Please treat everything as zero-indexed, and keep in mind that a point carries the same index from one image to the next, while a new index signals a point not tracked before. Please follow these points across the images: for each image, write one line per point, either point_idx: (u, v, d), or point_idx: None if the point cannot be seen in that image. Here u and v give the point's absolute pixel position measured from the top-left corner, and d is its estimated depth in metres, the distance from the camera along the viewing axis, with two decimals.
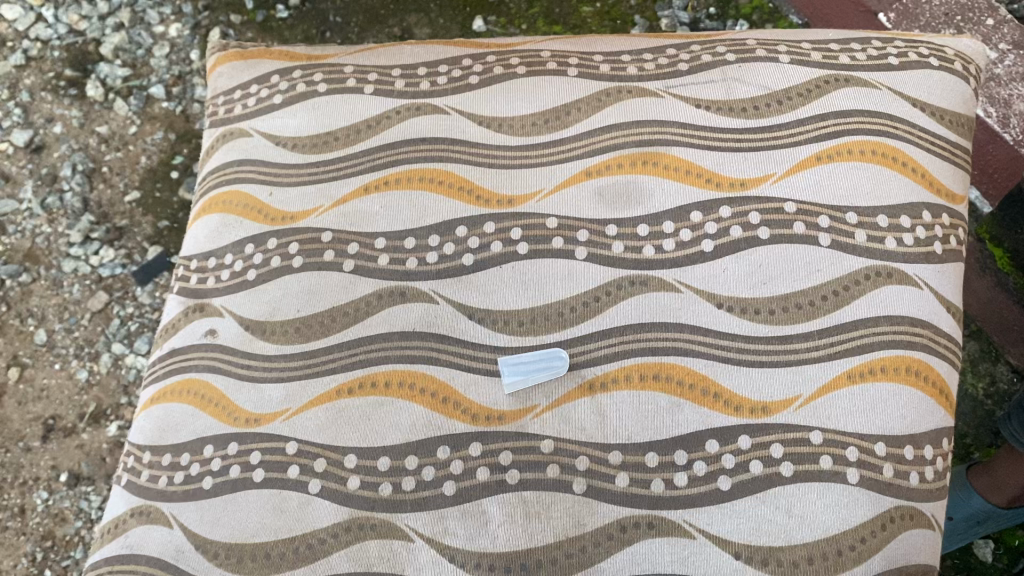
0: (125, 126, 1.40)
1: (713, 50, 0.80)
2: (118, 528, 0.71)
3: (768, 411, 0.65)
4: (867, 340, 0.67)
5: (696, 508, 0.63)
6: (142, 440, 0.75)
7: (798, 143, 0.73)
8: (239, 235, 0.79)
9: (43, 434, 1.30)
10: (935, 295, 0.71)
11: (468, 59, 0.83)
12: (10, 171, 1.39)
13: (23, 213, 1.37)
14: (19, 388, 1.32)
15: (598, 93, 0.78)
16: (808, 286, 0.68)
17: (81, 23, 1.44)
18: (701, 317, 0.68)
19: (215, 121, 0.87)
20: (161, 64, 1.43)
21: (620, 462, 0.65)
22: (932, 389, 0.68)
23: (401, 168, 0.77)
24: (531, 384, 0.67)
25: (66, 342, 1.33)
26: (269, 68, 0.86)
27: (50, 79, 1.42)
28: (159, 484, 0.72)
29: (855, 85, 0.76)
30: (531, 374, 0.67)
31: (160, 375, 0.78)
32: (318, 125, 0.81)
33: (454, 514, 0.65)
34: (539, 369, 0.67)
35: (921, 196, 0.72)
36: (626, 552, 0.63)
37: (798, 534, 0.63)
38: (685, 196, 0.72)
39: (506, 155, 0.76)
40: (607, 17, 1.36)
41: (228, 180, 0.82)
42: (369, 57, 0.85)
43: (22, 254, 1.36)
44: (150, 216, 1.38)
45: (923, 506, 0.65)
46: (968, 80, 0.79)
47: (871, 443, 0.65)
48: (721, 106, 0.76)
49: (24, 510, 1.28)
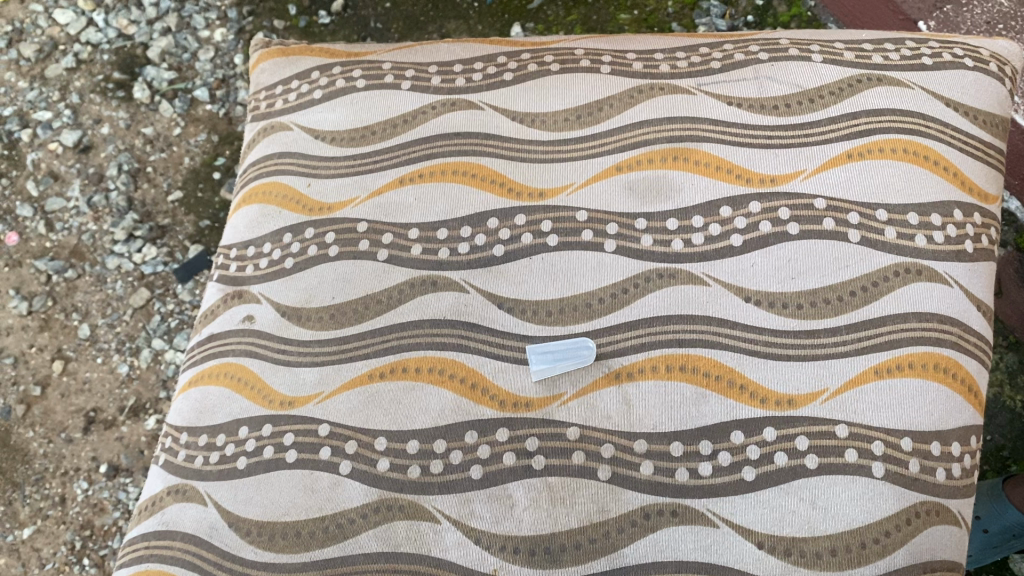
0: (169, 127, 1.43)
1: (746, 49, 0.81)
2: (155, 505, 0.74)
3: (794, 404, 0.66)
4: (895, 336, 0.67)
5: (719, 497, 0.64)
6: (180, 421, 0.77)
7: (828, 141, 0.74)
8: (277, 225, 0.81)
9: (84, 426, 1.34)
10: (966, 293, 0.70)
11: (504, 57, 0.84)
12: (58, 170, 1.43)
13: (70, 211, 1.41)
14: (62, 380, 1.36)
15: (630, 89, 0.79)
16: (836, 281, 0.69)
17: (130, 27, 1.47)
18: (728, 310, 0.69)
19: (257, 116, 0.89)
20: (205, 68, 1.45)
21: (646, 451, 0.66)
22: (961, 387, 0.68)
23: (435, 161, 0.79)
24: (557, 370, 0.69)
25: (108, 337, 1.37)
26: (309, 64, 0.88)
27: (99, 81, 1.45)
28: (195, 464, 0.74)
29: (887, 84, 0.76)
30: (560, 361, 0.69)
31: (198, 359, 0.80)
32: (356, 119, 0.83)
33: (480, 497, 0.66)
34: (566, 358, 0.69)
35: (952, 195, 0.72)
36: (649, 539, 0.64)
37: (822, 526, 0.63)
38: (715, 191, 0.73)
39: (538, 149, 0.78)
40: (644, 24, 1.35)
41: (269, 171, 0.84)
42: (407, 55, 0.87)
43: (69, 251, 1.40)
44: (192, 216, 1.41)
45: (949, 503, 0.65)
46: (1003, 81, 0.79)
47: (897, 438, 0.65)
48: (753, 104, 0.76)
49: (64, 500, 1.31)
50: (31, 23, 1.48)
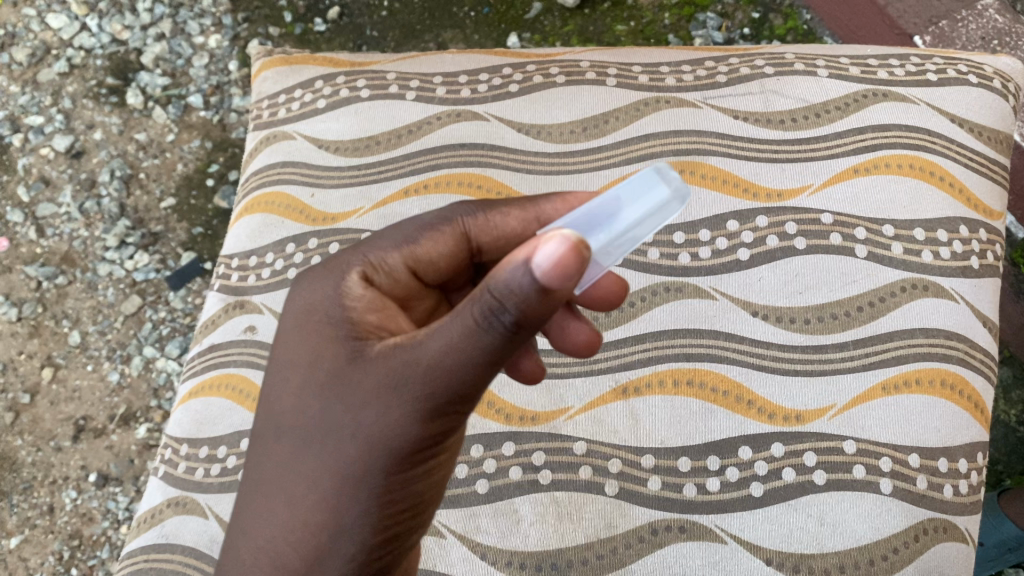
0: (163, 133, 1.41)
1: (752, 63, 0.80)
2: (154, 518, 0.73)
3: (803, 419, 0.66)
4: (904, 352, 0.67)
5: (727, 514, 0.64)
6: (180, 433, 0.76)
7: (836, 155, 0.74)
8: (280, 234, 0.80)
9: (74, 434, 1.31)
10: (972, 309, 0.70)
11: (508, 68, 0.84)
12: (50, 175, 1.40)
13: (61, 217, 1.39)
14: (52, 388, 1.33)
15: (636, 102, 0.79)
16: (844, 297, 0.69)
17: (124, 32, 1.44)
18: (736, 325, 0.69)
19: (259, 124, 0.89)
20: (200, 74, 1.42)
21: (653, 466, 0.66)
22: (967, 403, 0.68)
23: (441, 172, 0.78)
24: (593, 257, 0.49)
25: (99, 344, 1.34)
26: (312, 73, 0.87)
27: (93, 87, 1.43)
28: (196, 476, 0.73)
29: (893, 99, 0.76)
30: (628, 200, 0.48)
31: (199, 370, 0.79)
32: (360, 129, 0.82)
33: (487, 512, 0.66)
34: (655, 201, 0.48)
35: (958, 211, 0.72)
36: (657, 554, 0.64)
37: (830, 542, 0.63)
38: (720, 205, 0.73)
39: (545, 161, 0.78)
40: (640, 35, 1.33)
41: (272, 181, 0.83)
42: (411, 65, 0.86)
43: (60, 257, 1.38)
44: (185, 223, 1.37)
45: (957, 519, 0.65)
46: (1007, 98, 0.78)
47: (904, 454, 0.65)
48: (760, 118, 0.76)
49: (52, 509, 1.29)
50: (24, 28, 1.47)
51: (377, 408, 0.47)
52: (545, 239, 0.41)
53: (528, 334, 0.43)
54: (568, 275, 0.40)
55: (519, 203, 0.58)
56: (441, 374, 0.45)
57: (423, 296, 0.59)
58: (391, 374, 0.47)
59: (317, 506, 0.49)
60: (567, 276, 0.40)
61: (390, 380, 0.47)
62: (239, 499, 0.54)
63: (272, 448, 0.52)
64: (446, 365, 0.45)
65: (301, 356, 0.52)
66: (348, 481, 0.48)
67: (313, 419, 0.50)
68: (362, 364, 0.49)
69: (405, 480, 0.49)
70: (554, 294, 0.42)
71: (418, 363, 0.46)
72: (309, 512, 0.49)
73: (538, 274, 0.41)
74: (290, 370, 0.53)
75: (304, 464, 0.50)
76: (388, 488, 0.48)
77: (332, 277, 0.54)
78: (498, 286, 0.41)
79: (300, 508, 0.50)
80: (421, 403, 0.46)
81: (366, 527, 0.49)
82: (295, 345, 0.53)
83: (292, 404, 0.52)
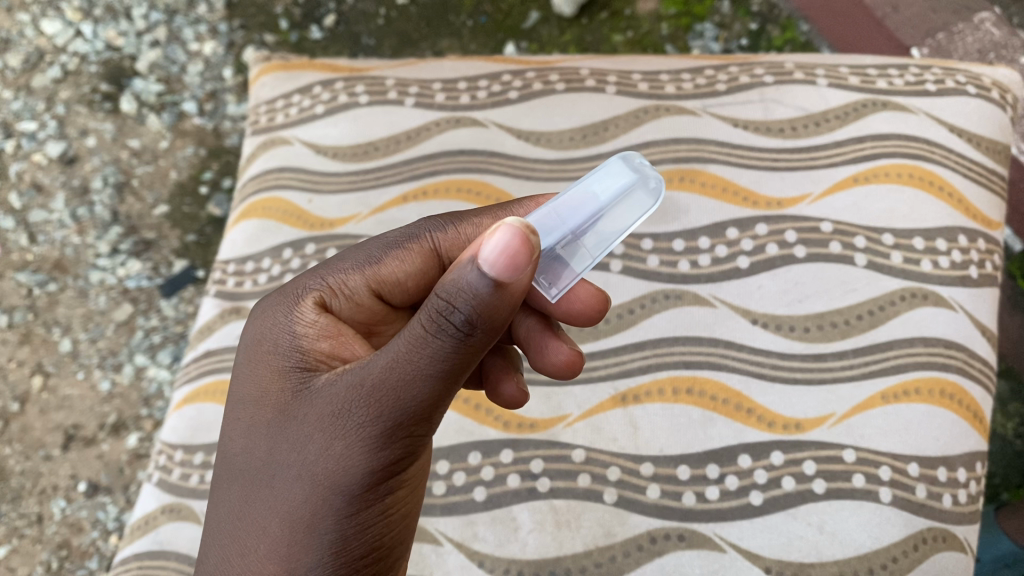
0: (156, 140, 1.36)
1: (752, 71, 0.80)
2: (149, 524, 0.72)
3: (802, 428, 0.66)
4: (903, 361, 0.67)
5: (727, 522, 0.63)
6: (175, 439, 0.75)
7: (834, 165, 0.74)
8: (277, 239, 0.80)
9: (64, 443, 1.23)
10: (971, 318, 0.69)
11: (508, 75, 0.84)
12: (42, 182, 1.34)
13: (53, 223, 1.32)
14: (41, 396, 1.25)
15: (636, 109, 0.79)
16: (843, 305, 0.69)
17: (119, 39, 1.40)
18: (737, 332, 0.69)
19: (257, 129, 0.88)
20: (195, 81, 1.38)
21: (652, 474, 0.65)
22: (967, 412, 0.67)
23: (440, 178, 0.78)
24: (561, 249, 0.50)
25: (90, 352, 1.27)
26: (310, 78, 0.87)
27: (86, 93, 1.38)
28: (191, 482, 0.72)
29: (891, 109, 0.76)
30: (600, 195, 0.50)
31: (194, 376, 0.78)
32: (359, 135, 0.82)
33: (485, 521, 0.66)
34: (625, 199, 0.50)
35: (957, 220, 0.72)
36: (656, 564, 0.63)
37: (830, 551, 0.62)
38: (720, 213, 0.73)
39: (544, 167, 0.78)
40: (638, 45, 1.33)
41: (269, 187, 0.83)
42: (410, 71, 0.86)
43: (51, 264, 1.30)
44: (179, 230, 1.33)
45: (956, 528, 0.64)
46: (1005, 109, 0.78)
47: (904, 463, 0.64)
48: (759, 126, 0.77)
49: (41, 519, 1.20)
50: (18, 33, 1.41)
51: (327, 436, 0.46)
52: (493, 231, 0.41)
53: (482, 339, 0.42)
54: (517, 265, 0.41)
55: (493, 206, 0.57)
56: (389, 395, 0.44)
57: (392, 320, 0.59)
58: (334, 405, 0.46)
59: (270, 548, 0.47)
60: (516, 264, 0.40)
61: (340, 406, 0.46)
62: (200, 550, 0.52)
63: (230, 491, 0.51)
64: (392, 385, 0.44)
65: (255, 391, 0.52)
66: (301, 516, 0.46)
67: (267, 453, 0.49)
68: (313, 393, 0.48)
69: (363, 514, 0.47)
70: (509, 288, 0.42)
71: (364, 385, 0.45)
72: (264, 554, 0.47)
73: (489, 268, 0.41)
74: (245, 406, 0.52)
75: (260, 502, 0.48)
76: (343, 523, 0.46)
77: (290, 308, 0.54)
78: (451, 289, 0.42)
79: (255, 549, 0.48)
80: (369, 428, 0.45)
81: (324, 567, 0.46)
82: (250, 380, 0.52)
83: (248, 442, 0.50)
